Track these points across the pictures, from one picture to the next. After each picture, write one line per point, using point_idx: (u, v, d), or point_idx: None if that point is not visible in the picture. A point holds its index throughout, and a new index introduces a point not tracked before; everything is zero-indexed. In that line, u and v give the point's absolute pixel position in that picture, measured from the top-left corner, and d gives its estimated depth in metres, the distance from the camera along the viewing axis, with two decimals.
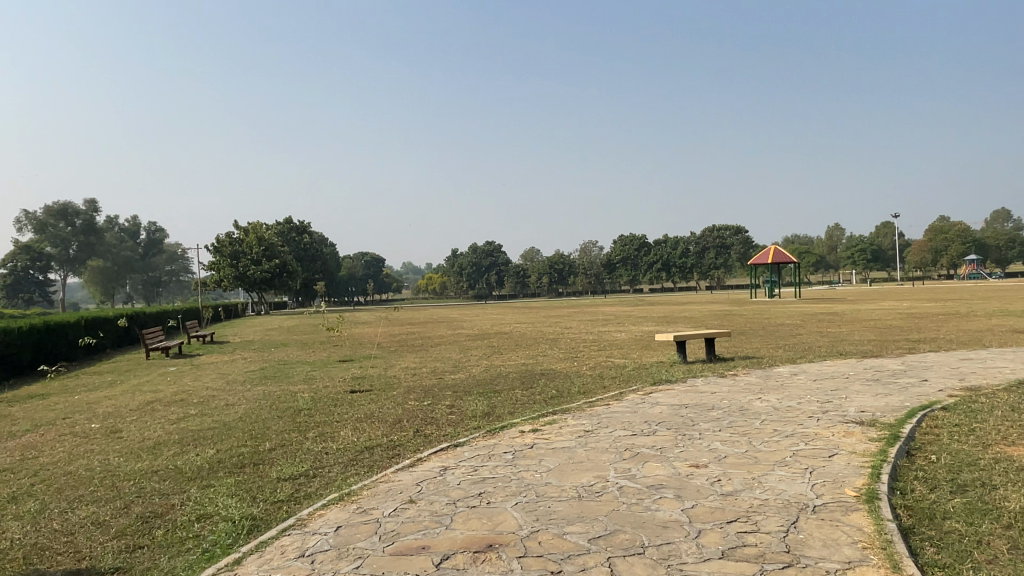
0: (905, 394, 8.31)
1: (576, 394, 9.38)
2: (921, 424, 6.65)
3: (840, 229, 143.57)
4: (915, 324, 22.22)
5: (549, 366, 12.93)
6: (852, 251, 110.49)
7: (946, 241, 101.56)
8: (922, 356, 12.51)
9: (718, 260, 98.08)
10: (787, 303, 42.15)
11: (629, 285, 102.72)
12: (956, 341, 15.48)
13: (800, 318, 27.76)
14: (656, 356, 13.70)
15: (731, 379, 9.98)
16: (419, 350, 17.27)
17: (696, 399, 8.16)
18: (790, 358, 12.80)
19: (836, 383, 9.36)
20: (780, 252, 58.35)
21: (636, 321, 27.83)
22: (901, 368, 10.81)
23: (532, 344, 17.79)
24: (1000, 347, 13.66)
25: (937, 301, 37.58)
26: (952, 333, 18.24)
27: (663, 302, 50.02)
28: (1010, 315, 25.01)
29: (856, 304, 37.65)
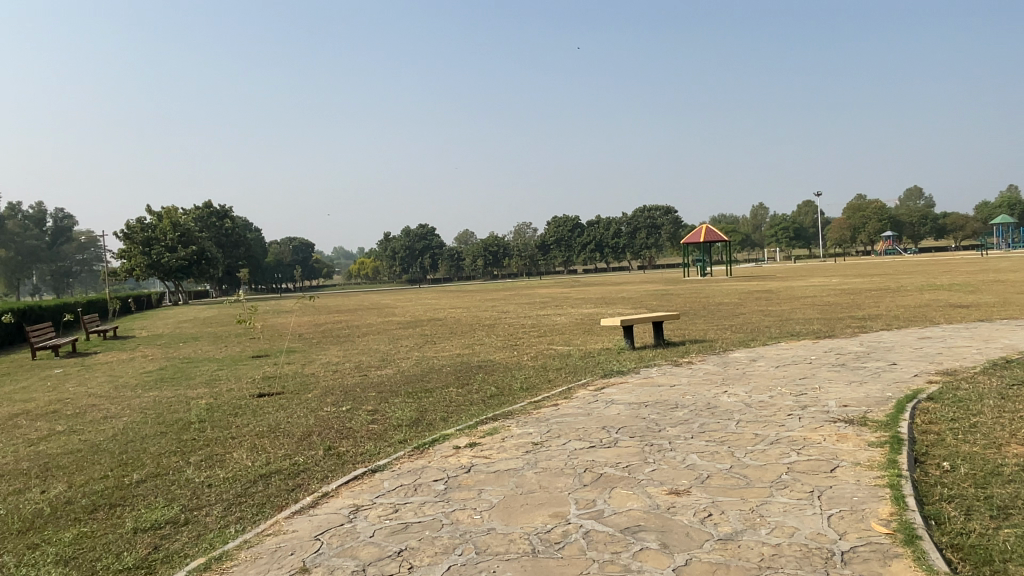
0: (881, 382, 7.49)
1: (518, 392, 8.21)
2: (916, 420, 5.77)
3: (764, 209, 147.77)
4: (853, 300, 22.04)
5: (486, 357, 11.73)
6: (776, 230, 113.60)
7: (864, 218, 105.45)
8: (877, 336, 11.91)
9: (650, 240, 98.93)
10: (720, 281, 42.20)
11: (563, 266, 102.60)
12: (903, 318, 15.10)
13: (738, 296, 27.48)
14: (601, 342, 12.70)
15: (688, 367, 9.02)
16: (344, 341, 15.79)
17: (655, 395, 7.12)
18: (743, 341, 11.99)
19: (802, 370, 8.51)
20: (712, 230, 58.82)
21: (575, 303, 26.99)
22: (862, 350, 10.11)
23: (467, 331, 16.58)
24: (951, 324, 13.27)
25: (864, 277, 38.24)
26: (893, 309, 18.00)
27: (598, 282, 49.56)
28: (939, 289, 25.30)
29: (788, 280, 37.86)
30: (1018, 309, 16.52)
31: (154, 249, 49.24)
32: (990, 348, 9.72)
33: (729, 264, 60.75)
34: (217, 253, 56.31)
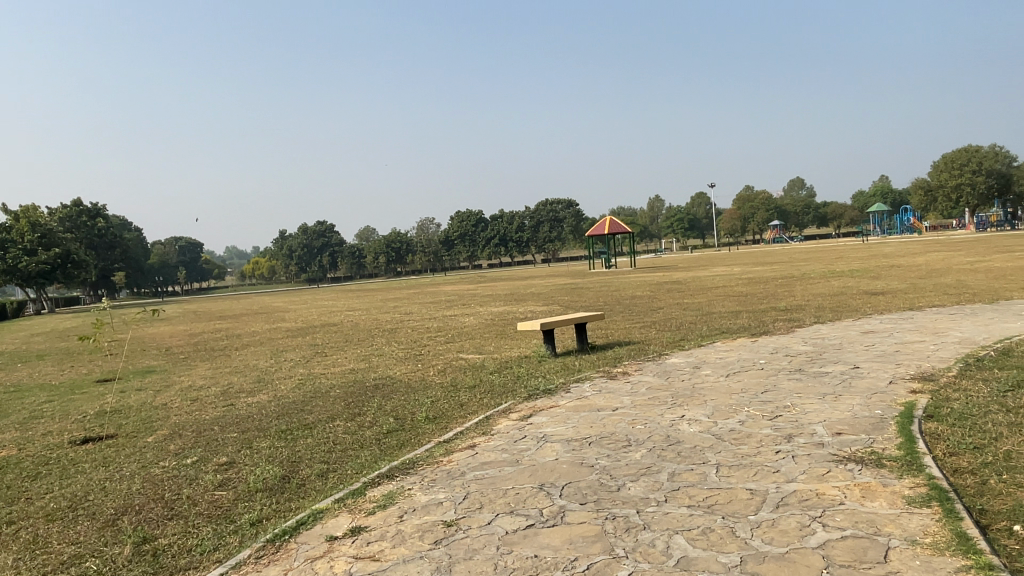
0: (858, 396, 6.27)
1: (424, 424, 6.46)
2: (937, 452, 4.49)
3: (661, 202, 151.95)
4: (766, 290, 21.57)
5: (385, 373, 9.87)
6: (673, 222, 116.56)
7: (753, 209, 109.89)
8: (815, 331, 10.96)
9: (553, 233, 98.99)
10: (626, 272, 41.90)
11: (468, 261, 100.96)
12: (829, 309, 14.42)
13: (649, 288, 26.71)
14: (518, 348, 11.15)
15: (626, 381, 7.55)
16: (216, 356, 13.46)
17: (599, 427, 5.58)
18: (676, 342, 10.70)
19: (760, 380, 7.22)
20: (616, 222, 58.65)
21: (483, 301, 25.40)
22: (811, 349, 9.02)
23: (363, 339, 14.60)
24: (881, 314, 12.59)
25: (763, 266, 38.81)
26: (809, 298, 17.47)
27: (503, 278, 48.28)
28: (842, 277, 25.46)
29: (693, 270, 37.77)
30: (930, 296, 16.28)
31: (10, 252, 43.81)
32: (945, 342, 8.85)
33: (632, 254, 60.96)
34: (87, 256, 50.97)
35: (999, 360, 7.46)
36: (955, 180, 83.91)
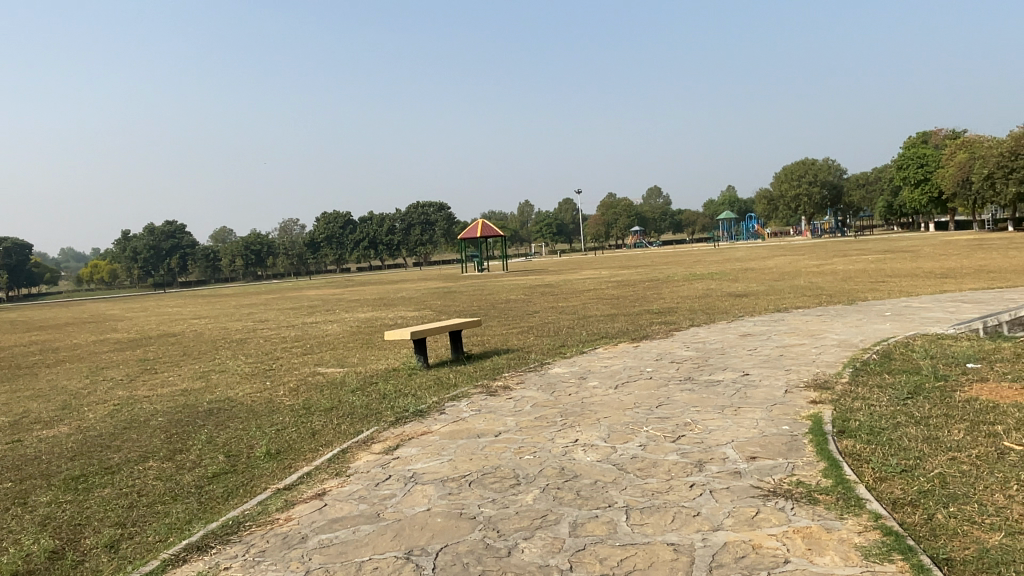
0: (760, 407, 5.69)
1: (261, 464, 5.30)
2: (868, 480, 3.90)
3: (530, 207, 154.59)
4: (637, 292, 21.61)
5: (224, 396, 8.50)
6: (541, 226, 118.59)
7: (616, 215, 114.10)
8: (695, 334, 10.63)
9: (424, 236, 97.81)
10: (497, 276, 41.46)
11: (335, 265, 97.26)
12: (702, 311, 14.35)
13: (522, 291, 26.27)
14: (384, 361, 9.99)
15: (507, 397, 6.63)
16: (19, 376, 11.24)
17: (478, 461, 4.60)
18: (557, 349, 9.98)
19: (653, 391, 6.53)
20: (487, 225, 58.27)
21: (348, 306, 23.84)
22: (697, 354, 8.54)
23: (206, 353, 12.81)
24: (755, 316, 12.55)
25: (630, 268, 39.76)
26: (680, 300, 17.50)
27: (371, 281, 46.41)
28: (705, 279, 26.23)
29: (564, 274, 37.93)
30: (792, 297, 16.74)
31: None
32: (826, 344, 8.67)
33: (503, 257, 60.94)
34: None
35: (885, 365, 7.24)
36: (796, 190, 91.12)
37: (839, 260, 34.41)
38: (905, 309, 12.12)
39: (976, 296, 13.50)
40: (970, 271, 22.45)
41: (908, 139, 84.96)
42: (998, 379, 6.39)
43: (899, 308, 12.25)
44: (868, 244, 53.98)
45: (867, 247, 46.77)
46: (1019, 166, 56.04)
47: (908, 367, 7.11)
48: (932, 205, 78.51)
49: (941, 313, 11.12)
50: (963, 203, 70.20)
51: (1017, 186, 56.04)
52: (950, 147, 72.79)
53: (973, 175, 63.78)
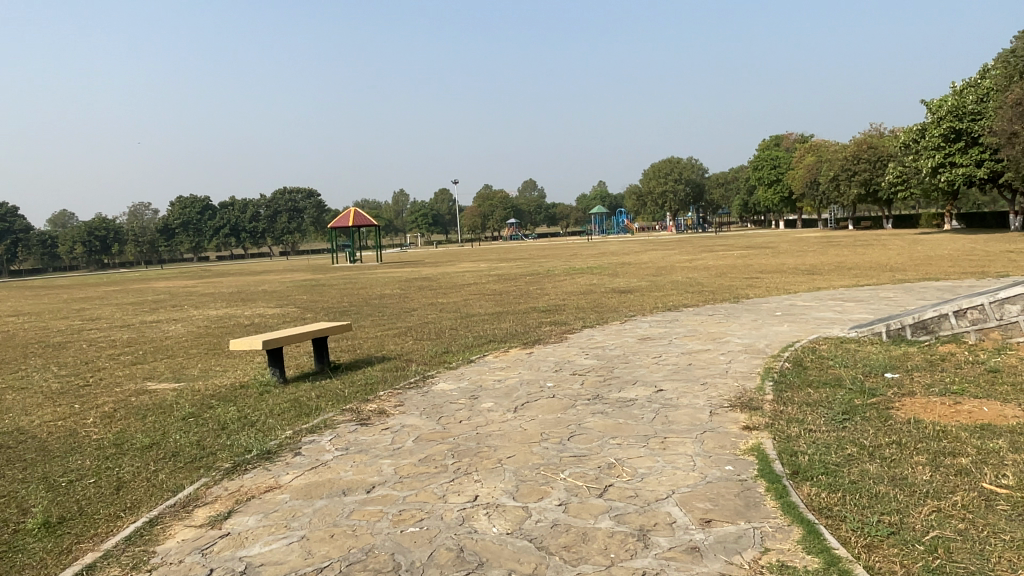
0: (689, 436, 4.74)
1: (29, 548, 3.75)
2: (861, 554, 2.99)
3: (404, 196, 151.48)
4: (519, 287, 20.74)
5: (12, 427, 6.62)
6: (416, 216, 116.31)
7: (492, 206, 113.90)
8: (590, 337, 9.73)
9: (291, 224, 94.00)
10: (370, 267, 39.45)
11: (192, 253, 90.07)
12: (592, 308, 13.60)
13: (396, 284, 24.72)
14: (232, 374, 8.33)
15: (384, 428, 5.33)
16: None
17: (342, 541, 3.30)
18: (441, 357, 8.75)
19: (561, 416, 5.45)
20: (360, 214, 55.64)
21: (200, 302, 21.28)
22: (598, 362, 7.58)
23: (9, 363, 10.44)
24: (646, 314, 11.90)
25: (507, 261, 39.08)
26: (564, 296, 16.72)
27: (230, 273, 42.84)
28: (585, 273, 25.86)
29: (441, 266, 36.60)
30: (675, 293, 16.37)
31: None
32: (732, 348, 7.98)
33: (376, 248, 58.47)
34: None
35: (802, 375, 6.57)
36: (663, 187, 94.63)
37: (707, 255, 35.36)
38: (794, 307, 11.87)
39: (853, 294, 13.57)
40: (831, 267, 23.38)
41: (763, 141, 90.43)
42: (926, 394, 5.83)
43: (786, 307, 11.98)
44: (730, 239, 56.58)
45: (729, 243, 48.88)
46: (860, 169, 60.77)
47: (828, 378, 6.47)
48: (784, 204, 84.00)
49: (831, 312, 10.87)
50: (811, 203, 75.57)
51: (858, 188, 60.70)
52: (799, 150, 78.09)
53: (821, 177, 68.69)
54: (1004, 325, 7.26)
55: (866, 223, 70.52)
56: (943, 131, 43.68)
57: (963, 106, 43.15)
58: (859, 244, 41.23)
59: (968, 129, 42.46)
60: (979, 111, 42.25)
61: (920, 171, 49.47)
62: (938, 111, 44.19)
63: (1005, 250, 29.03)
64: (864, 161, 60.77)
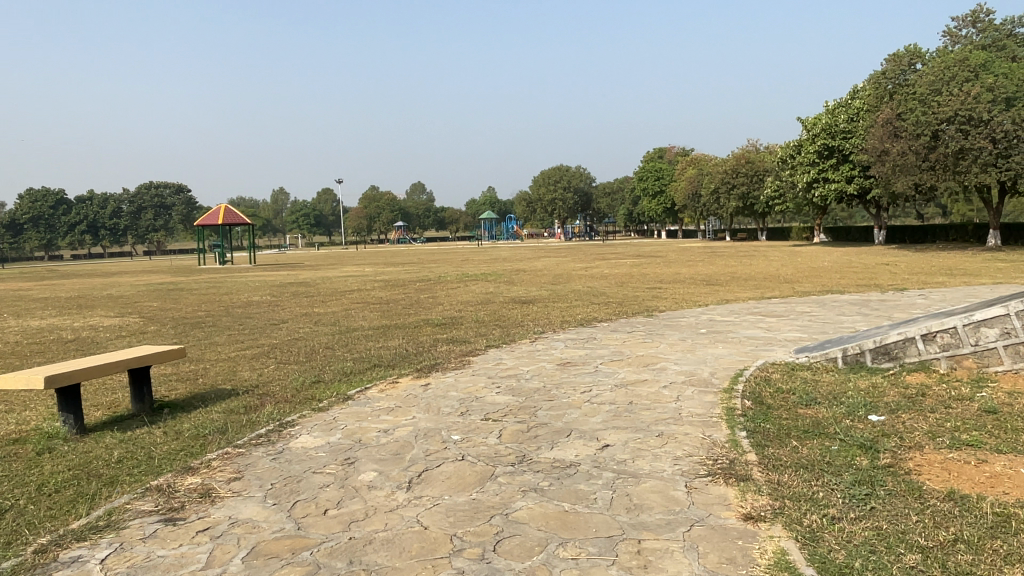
0: (674, 539, 3.16)
1: None
2: None
3: (285, 196, 144.60)
4: (407, 296, 18.84)
5: None
6: (297, 217, 110.85)
7: (378, 209, 110.33)
8: (497, 360, 8.07)
9: (157, 222, 86.82)
10: (241, 270, 35.94)
11: (41, 251, 80.59)
12: (494, 322, 11.98)
13: (269, 291, 22.09)
14: (12, 421, 6.03)
15: (201, 533, 3.41)
16: None
17: None
18: (312, 391, 6.82)
19: (476, 497, 3.73)
20: (233, 212, 51.33)
21: (22, 309, 17.82)
22: (514, 400, 5.93)
23: None
24: (557, 331, 10.38)
25: (395, 266, 36.79)
26: (459, 307, 15.00)
27: (78, 274, 37.84)
28: (479, 280, 24.31)
29: (321, 271, 33.83)
30: (580, 305, 15.05)
31: None
32: (673, 378, 6.57)
33: (252, 248, 54.32)
34: None
35: (776, 419, 5.19)
36: (551, 194, 94.97)
37: (600, 262, 34.83)
38: (716, 323, 10.72)
39: (768, 307, 12.68)
40: (726, 277, 22.98)
41: (646, 153, 92.85)
42: (937, 447, 4.57)
43: (707, 322, 10.81)
44: (618, 247, 56.93)
45: (618, 251, 48.95)
46: (739, 182, 63.02)
47: (808, 422, 5.12)
48: (666, 215, 86.37)
49: (759, 328, 9.74)
50: (692, 214, 77.97)
51: (737, 200, 62.91)
52: (681, 163, 80.46)
53: (702, 190, 70.89)
54: (979, 352, 6.27)
55: (742, 235, 73.52)
56: (818, 148, 45.75)
57: (835, 125, 45.31)
58: (741, 254, 42.19)
59: (840, 147, 44.64)
60: (850, 130, 44.53)
61: (795, 185, 51.67)
62: (813, 128, 46.22)
63: (879, 262, 30.09)
64: (742, 175, 63.13)
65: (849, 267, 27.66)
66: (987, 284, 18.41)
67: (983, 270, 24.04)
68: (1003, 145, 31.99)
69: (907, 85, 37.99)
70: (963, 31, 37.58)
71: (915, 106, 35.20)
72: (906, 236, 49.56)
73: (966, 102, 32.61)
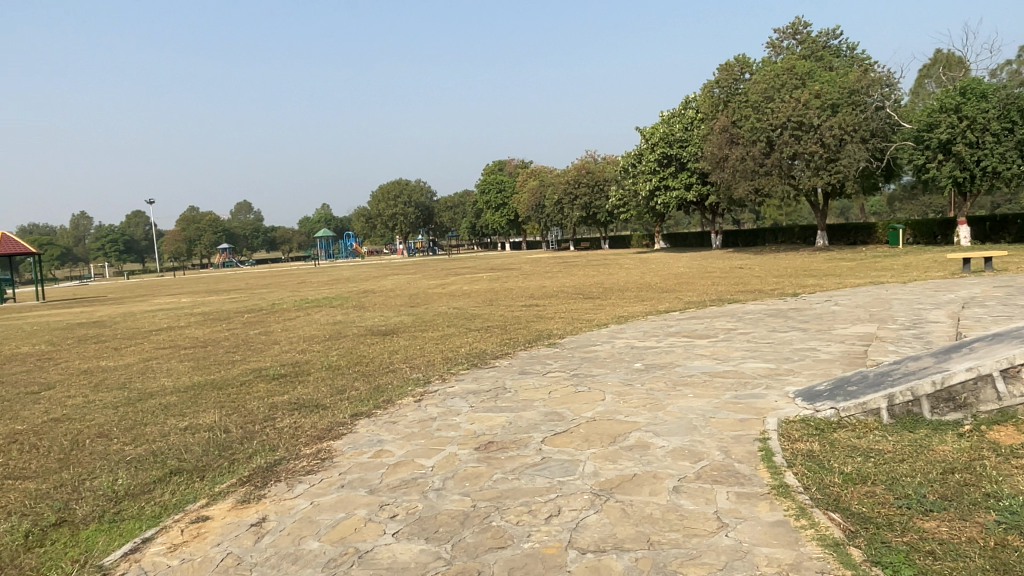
0: None
1: None
2: None
3: (87, 219, 128.66)
4: (234, 334, 15.17)
5: None
6: (102, 242, 98.32)
7: (199, 231, 100.52)
8: (375, 445, 5.20)
9: None
10: (18, 309, 29.41)
11: None
12: (353, 369, 8.96)
13: (47, 336, 17.26)
14: None
15: None
16: None
17: None
18: (33, 567, 3.58)
19: None
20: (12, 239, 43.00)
21: None
22: (436, 558, 3.15)
23: None
24: (446, 379, 7.61)
25: (218, 294, 31.90)
26: (300, 347, 11.70)
27: None
28: (323, 307, 20.85)
29: (127, 305, 28.35)
30: (454, 333, 12.38)
31: None
32: (679, 470, 4.08)
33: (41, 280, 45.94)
34: None
35: (931, 565, 2.86)
36: (391, 210, 91.23)
37: (454, 278, 32.38)
38: (643, 351, 8.46)
39: (682, 326, 10.68)
40: (597, 289, 21.20)
41: (486, 166, 91.69)
42: None
43: (633, 351, 8.54)
44: (466, 262, 54.70)
45: (469, 266, 46.68)
46: (581, 193, 63.27)
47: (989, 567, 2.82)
48: (510, 227, 85.68)
49: (708, 359, 7.56)
50: (536, 225, 77.72)
51: (581, 210, 63.08)
52: (521, 175, 80.16)
53: (544, 201, 70.62)
54: None
55: (585, 244, 74.34)
56: (657, 156, 46.45)
57: (671, 133, 46.25)
58: (595, 264, 41.45)
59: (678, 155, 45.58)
60: (685, 138, 45.70)
61: (636, 194, 52.21)
62: (652, 137, 46.86)
63: (733, 266, 30.11)
64: (583, 186, 63.35)
65: (707, 271, 27.21)
66: (860, 283, 17.96)
67: (837, 269, 24.31)
68: (833, 150, 33.76)
69: (740, 94, 39.69)
70: (785, 42, 40.38)
71: (750, 113, 37.00)
72: (738, 239, 51.82)
73: (797, 109, 34.29)
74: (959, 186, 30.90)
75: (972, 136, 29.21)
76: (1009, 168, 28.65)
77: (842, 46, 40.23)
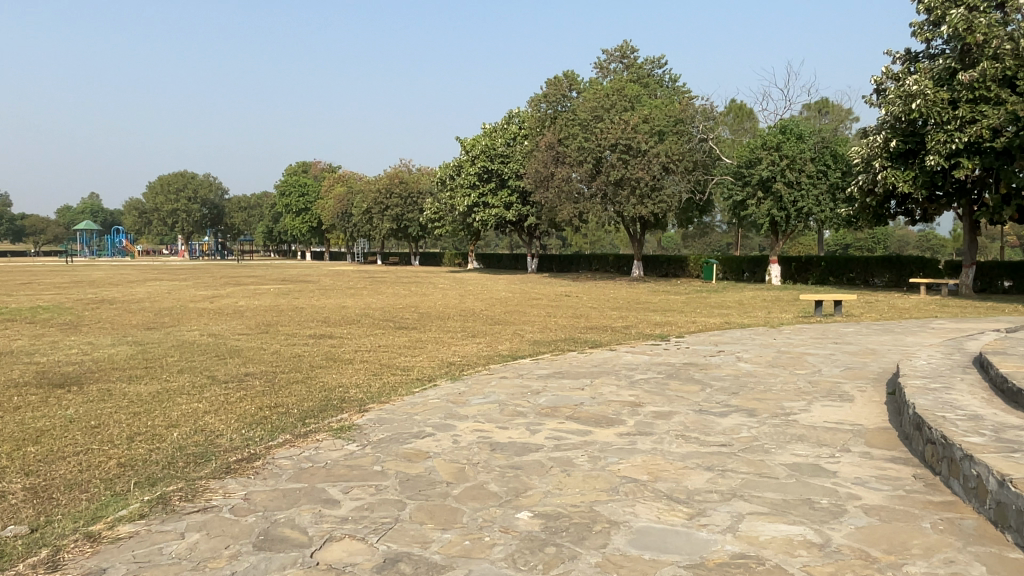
0: None
1: None
2: None
3: None
4: None
5: None
6: None
7: None
8: None
9: None
10: None
11: None
12: None
13: None
14: None
15: None
16: None
17: None
18: None
19: None
20: None
21: None
22: None
23: None
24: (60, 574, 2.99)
25: None
26: None
27: None
28: (20, 323, 14.52)
29: None
30: (184, 387, 7.50)
31: None
32: None
33: None
34: None
35: None
36: (171, 204, 79.75)
37: (235, 290, 26.50)
38: (520, 466, 4.38)
39: (556, 392, 6.80)
40: (412, 316, 16.98)
41: (288, 165, 83.64)
42: None
43: (502, 464, 4.43)
44: (255, 270, 47.44)
45: (259, 275, 40.26)
46: (392, 203, 58.70)
47: None
48: (312, 235, 78.47)
49: (662, 502, 3.71)
50: (341, 234, 71.69)
51: (391, 222, 58.41)
52: (328, 179, 73.68)
53: (352, 209, 64.99)
54: None
55: (393, 258, 69.62)
56: (477, 170, 43.39)
57: (493, 147, 43.45)
58: (406, 282, 37.14)
59: (499, 170, 42.93)
60: (507, 154, 43.21)
61: (453, 208, 48.67)
62: (472, 149, 43.76)
63: (559, 293, 27.51)
64: (395, 196, 58.82)
65: (535, 298, 24.24)
66: (718, 324, 15.49)
67: (674, 304, 22.33)
68: (658, 177, 32.53)
69: (567, 113, 37.92)
70: (612, 65, 39.50)
71: (578, 132, 35.15)
72: (553, 264, 50.27)
73: (626, 132, 32.83)
74: (774, 225, 31.01)
75: (790, 176, 29.20)
76: (822, 211, 29.32)
77: (664, 77, 40.20)
